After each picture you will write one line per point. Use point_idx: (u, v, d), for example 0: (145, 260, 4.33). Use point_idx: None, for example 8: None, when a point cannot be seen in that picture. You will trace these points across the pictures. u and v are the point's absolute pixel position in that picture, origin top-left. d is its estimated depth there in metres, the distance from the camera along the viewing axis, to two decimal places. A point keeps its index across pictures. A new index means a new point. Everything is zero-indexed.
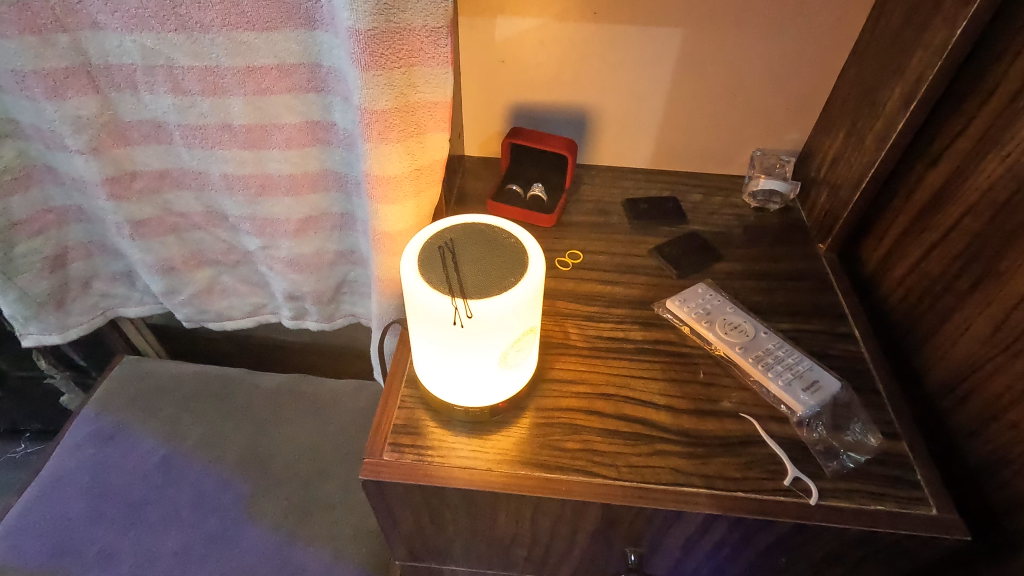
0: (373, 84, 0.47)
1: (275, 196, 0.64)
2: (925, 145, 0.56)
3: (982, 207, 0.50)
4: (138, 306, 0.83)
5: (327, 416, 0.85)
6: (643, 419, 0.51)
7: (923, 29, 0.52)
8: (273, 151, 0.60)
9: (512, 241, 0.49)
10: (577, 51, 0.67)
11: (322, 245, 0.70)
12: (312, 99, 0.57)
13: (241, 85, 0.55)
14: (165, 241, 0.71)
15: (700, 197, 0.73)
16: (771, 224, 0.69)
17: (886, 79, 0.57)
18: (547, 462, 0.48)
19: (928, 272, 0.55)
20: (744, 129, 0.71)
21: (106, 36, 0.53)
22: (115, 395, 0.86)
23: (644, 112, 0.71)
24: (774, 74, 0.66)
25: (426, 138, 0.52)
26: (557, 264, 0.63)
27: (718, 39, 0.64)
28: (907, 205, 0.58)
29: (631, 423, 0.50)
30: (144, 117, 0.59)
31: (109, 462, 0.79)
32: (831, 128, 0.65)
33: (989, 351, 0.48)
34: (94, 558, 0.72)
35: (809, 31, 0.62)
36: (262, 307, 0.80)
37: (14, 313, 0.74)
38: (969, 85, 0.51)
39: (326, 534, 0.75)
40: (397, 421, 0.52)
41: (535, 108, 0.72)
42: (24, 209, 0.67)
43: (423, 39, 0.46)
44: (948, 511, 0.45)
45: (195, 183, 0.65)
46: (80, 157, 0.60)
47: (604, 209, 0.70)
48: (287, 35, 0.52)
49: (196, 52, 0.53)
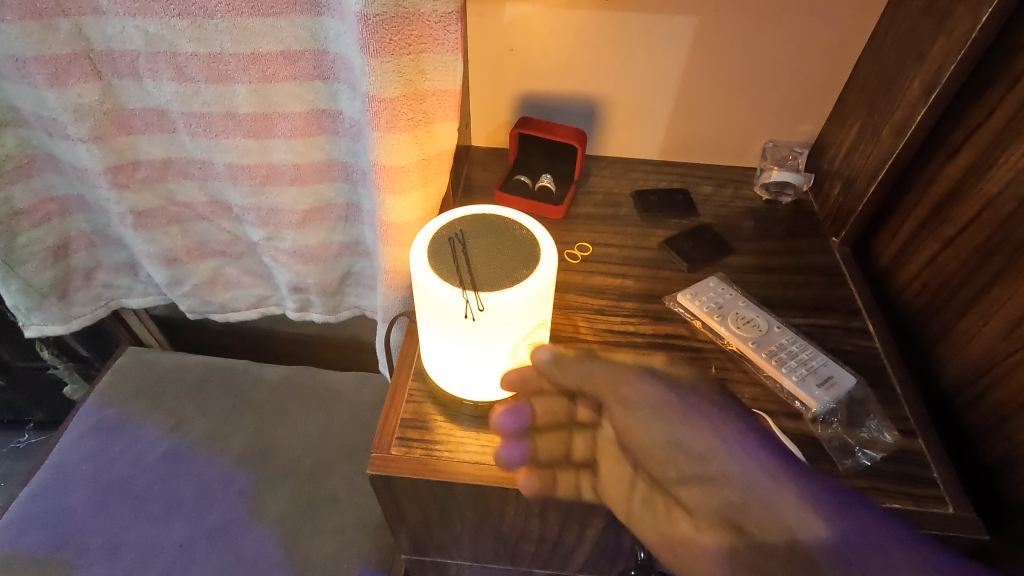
0: (381, 71, 0.46)
1: (280, 186, 0.63)
2: (943, 137, 0.55)
3: (1003, 201, 0.48)
4: (141, 297, 0.82)
5: (331, 409, 0.85)
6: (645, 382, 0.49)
7: (945, 18, 0.51)
8: (278, 140, 0.59)
9: (523, 232, 0.48)
10: (588, 39, 0.65)
11: (327, 236, 0.69)
12: (318, 87, 0.56)
13: (245, 72, 0.54)
14: (168, 231, 0.70)
15: (710, 189, 0.72)
16: (783, 218, 0.68)
17: (904, 69, 0.55)
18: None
19: (945, 266, 0.55)
20: (756, 119, 0.70)
21: (108, 21, 0.52)
22: (118, 386, 0.86)
23: (655, 102, 0.70)
24: (789, 64, 0.65)
25: (434, 128, 0.51)
26: (567, 256, 0.63)
27: (731, 27, 0.63)
28: (924, 198, 0.57)
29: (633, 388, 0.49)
30: (147, 105, 0.58)
31: (113, 454, 0.79)
32: (847, 119, 0.64)
33: (1007, 348, 0.47)
34: (98, 550, 0.72)
35: (826, 19, 0.61)
36: (266, 298, 0.80)
37: (17, 304, 0.73)
38: (991, 75, 0.50)
39: (331, 528, 0.74)
40: (405, 415, 0.51)
41: (544, 97, 0.71)
42: (26, 198, 0.66)
43: (433, 24, 0.45)
44: (965, 510, 0.45)
45: (199, 173, 0.64)
46: (82, 146, 0.60)
47: (614, 201, 0.69)
48: (292, 21, 0.51)
49: (200, 37, 0.52)
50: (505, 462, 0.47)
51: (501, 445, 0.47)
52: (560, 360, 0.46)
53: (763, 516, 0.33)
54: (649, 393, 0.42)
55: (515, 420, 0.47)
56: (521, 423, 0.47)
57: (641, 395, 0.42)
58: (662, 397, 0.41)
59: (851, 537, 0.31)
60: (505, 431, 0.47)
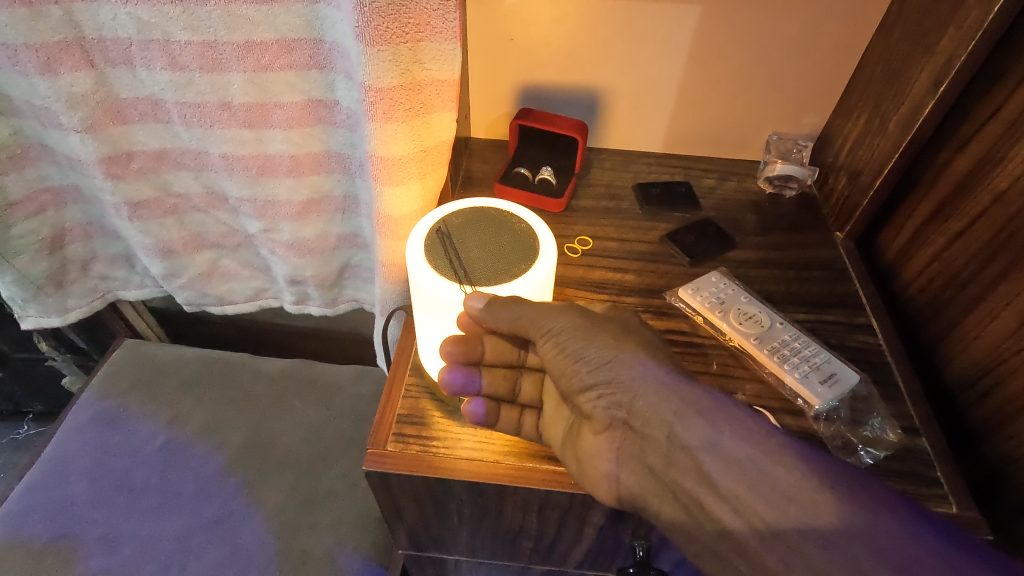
0: (378, 60, 0.44)
1: (276, 177, 0.62)
2: (951, 131, 0.54)
3: (1012, 195, 0.48)
4: (138, 289, 0.81)
5: (329, 402, 0.84)
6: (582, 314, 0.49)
7: (956, 7, 0.49)
8: (274, 131, 0.58)
9: (523, 225, 0.47)
10: (590, 29, 0.64)
11: (324, 228, 0.68)
12: (315, 77, 0.55)
13: (240, 60, 0.53)
14: (164, 222, 0.69)
15: (713, 182, 0.71)
16: (786, 211, 0.67)
17: (912, 60, 0.54)
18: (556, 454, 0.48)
19: (951, 261, 0.54)
20: (760, 112, 0.69)
21: (99, 8, 0.50)
22: (116, 378, 0.85)
23: (658, 92, 0.68)
24: (794, 54, 0.64)
25: (432, 118, 0.50)
26: (567, 250, 0.62)
27: (736, 17, 0.61)
28: (931, 192, 0.56)
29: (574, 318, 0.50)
30: (140, 94, 0.57)
31: (110, 446, 0.79)
32: (853, 112, 0.63)
33: (1013, 345, 0.47)
34: (95, 542, 0.71)
35: (833, 8, 0.60)
36: (264, 291, 0.79)
37: (12, 295, 0.73)
38: (1001, 67, 0.49)
39: (329, 521, 0.74)
40: (402, 411, 0.50)
41: (545, 88, 0.70)
42: (21, 189, 0.65)
43: (431, 12, 0.44)
44: (970, 509, 0.44)
45: (195, 163, 0.63)
46: (76, 136, 0.59)
47: (615, 194, 0.68)
48: (288, 9, 0.50)
49: (193, 25, 0.51)
50: (449, 386, 0.46)
51: (446, 367, 0.46)
52: (493, 314, 0.42)
53: (648, 417, 0.42)
54: (565, 322, 0.44)
55: (464, 349, 0.47)
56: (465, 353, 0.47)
57: (557, 322, 0.43)
58: (573, 318, 0.44)
59: (716, 434, 0.40)
60: (451, 358, 0.46)
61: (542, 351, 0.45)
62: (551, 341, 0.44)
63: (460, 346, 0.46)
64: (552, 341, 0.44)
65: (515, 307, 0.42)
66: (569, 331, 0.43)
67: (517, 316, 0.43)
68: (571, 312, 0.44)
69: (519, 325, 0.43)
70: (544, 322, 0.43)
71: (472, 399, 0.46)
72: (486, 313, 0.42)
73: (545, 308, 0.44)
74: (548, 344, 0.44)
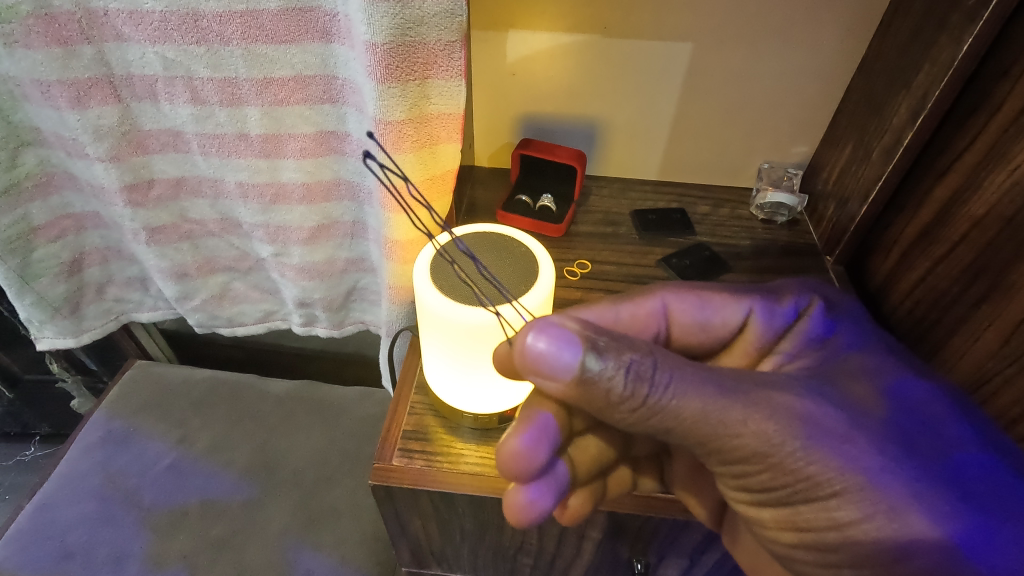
0: (389, 96, 0.47)
1: (289, 204, 0.65)
2: (930, 161, 0.57)
3: (989, 221, 0.50)
4: (150, 311, 0.84)
5: (336, 422, 0.86)
6: (756, 320, 0.49)
7: (930, 46, 0.53)
8: (288, 160, 0.61)
9: (523, 249, 0.50)
10: (588, 65, 0.68)
11: (333, 252, 0.70)
12: (327, 110, 0.58)
13: (258, 95, 0.56)
14: (179, 247, 0.72)
15: (707, 208, 0.74)
16: (779, 237, 0.70)
17: (892, 94, 0.57)
18: (609, 484, 0.49)
19: (935, 285, 0.56)
20: (751, 142, 0.72)
21: (129, 48, 0.54)
22: (126, 399, 0.87)
23: (654, 122, 0.72)
24: (780, 89, 0.67)
25: (438, 149, 0.53)
26: (566, 273, 0.64)
27: (725, 53, 0.65)
28: (914, 218, 0.59)
29: (748, 322, 0.49)
30: (163, 126, 0.60)
31: (120, 465, 0.80)
32: (839, 142, 0.66)
33: (997, 364, 0.49)
34: (105, 560, 0.73)
35: (818, 47, 0.63)
36: (273, 313, 0.81)
37: (30, 317, 0.75)
38: (973, 103, 0.52)
39: (333, 541, 0.75)
40: (407, 427, 0.52)
41: (545, 120, 0.73)
42: (44, 215, 0.68)
43: (437, 51, 0.47)
44: None
45: (211, 191, 0.66)
46: (100, 164, 0.62)
47: (614, 220, 0.71)
48: (305, 47, 0.53)
49: (216, 63, 0.54)
50: (523, 509, 0.43)
51: (521, 492, 0.43)
52: (600, 390, 0.38)
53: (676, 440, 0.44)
54: (818, 467, 0.38)
55: (535, 456, 0.42)
56: (527, 474, 0.42)
57: (820, 464, 0.38)
58: (861, 479, 0.37)
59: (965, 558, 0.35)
60: (523, 478, 0.42)
61: (772, 512, 0.41)
62: (833, 521, 0.38)
63: (520, 472, 0.42)
64: (824, 509, 0.38)
65: (683, 407, 0.38)
66: (872, 522, 0.37)
67: (717, 429, 0.38)
68: (850, 464, 0.38)
69: (732, 454, 0.39)
70: (798, 464, 0.38)
71: (575, 492, 0.47)
72: (579, 382, 0.37)
73: (751, 419, 0.38)
74: (820, 518, 0.39)
